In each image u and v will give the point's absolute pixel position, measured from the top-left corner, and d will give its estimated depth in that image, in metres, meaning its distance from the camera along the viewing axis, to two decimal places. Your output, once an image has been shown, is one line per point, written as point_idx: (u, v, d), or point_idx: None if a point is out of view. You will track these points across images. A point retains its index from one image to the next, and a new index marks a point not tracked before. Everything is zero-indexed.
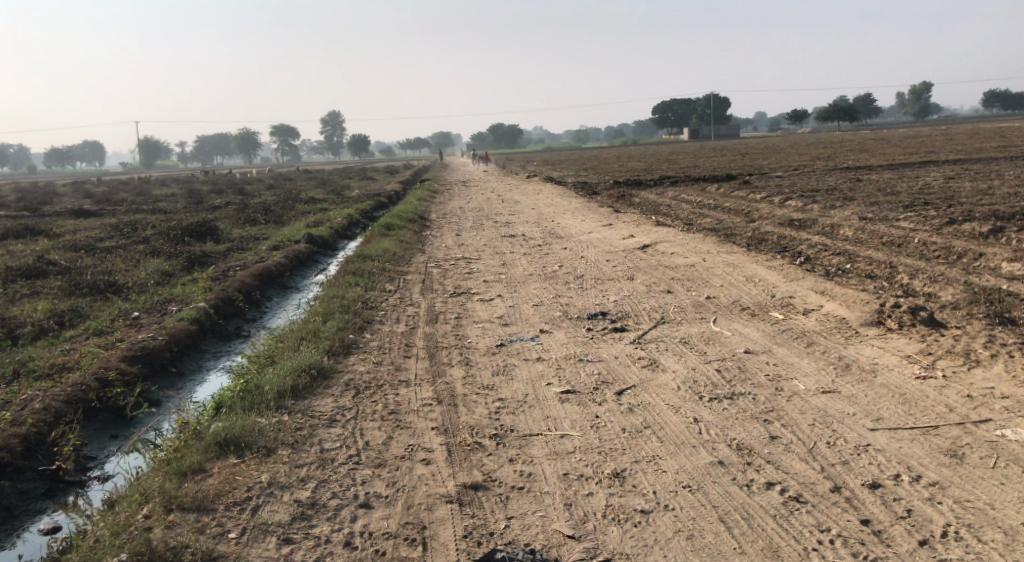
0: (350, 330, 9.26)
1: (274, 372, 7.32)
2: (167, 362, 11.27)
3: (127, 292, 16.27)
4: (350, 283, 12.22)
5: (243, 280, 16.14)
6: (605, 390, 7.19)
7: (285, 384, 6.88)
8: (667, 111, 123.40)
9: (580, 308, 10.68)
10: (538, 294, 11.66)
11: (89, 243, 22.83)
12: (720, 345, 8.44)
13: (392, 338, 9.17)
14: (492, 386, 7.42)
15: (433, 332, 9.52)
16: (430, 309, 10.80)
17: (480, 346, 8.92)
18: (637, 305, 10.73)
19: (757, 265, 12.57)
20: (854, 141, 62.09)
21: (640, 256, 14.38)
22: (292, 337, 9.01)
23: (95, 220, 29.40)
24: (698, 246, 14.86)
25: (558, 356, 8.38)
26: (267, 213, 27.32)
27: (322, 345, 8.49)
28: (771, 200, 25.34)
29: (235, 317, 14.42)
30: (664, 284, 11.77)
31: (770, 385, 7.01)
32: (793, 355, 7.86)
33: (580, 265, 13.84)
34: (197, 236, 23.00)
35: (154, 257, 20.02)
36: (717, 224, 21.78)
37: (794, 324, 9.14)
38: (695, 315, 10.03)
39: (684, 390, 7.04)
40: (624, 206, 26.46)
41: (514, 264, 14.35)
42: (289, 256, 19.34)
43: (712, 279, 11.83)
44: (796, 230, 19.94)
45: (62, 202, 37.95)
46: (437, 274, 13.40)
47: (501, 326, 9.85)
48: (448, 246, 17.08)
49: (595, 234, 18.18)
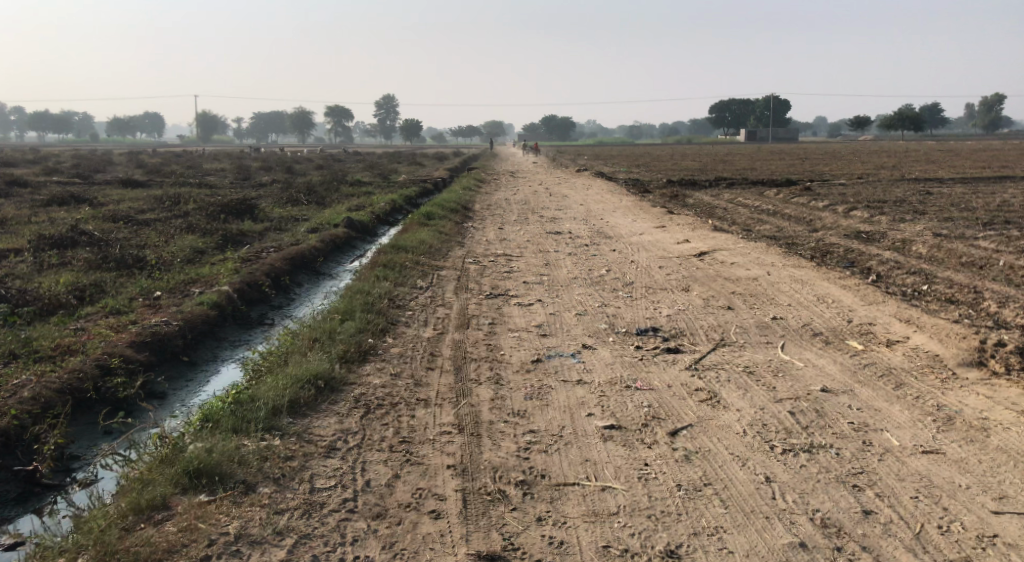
0: (370, 333, 8.28)
1: (272, 381, 6.36)
2: (179, 349, 10.41)
3: (154, 269, 15.52)
4: (379, 276, 11.29)
5: (273, 264, 15.26)
6: (656, 429, 6.10)
7: (283, 398, 5.91)
8: (724, 111, 120.82)
9: (628, 322, 9.57)
10: (583, 301, 10.57)
11: (127, 214, 22.24)
12: (792, 379, 7.29)
13: (417, 344, 8.19)
14: (524, 414, 6.38)
15: (463, 341, 8.49)
16: (462, 311, 9.80)
17: (514, 360, 7.89)
18: (693, 321, 9.61)
19: (829, 282, 11.35)
20: (919, 151, 59.65)
21: (695, 264, 13.20)
22: (305, 337, 8.02)
23: (138, 191, 28.90)
24: (760, 256, 13.65)
25: (604, 379, 7.31)
26: (310, 192, 26.58)
27: (335, 350, 7.49)
28: (835, 209, 23.85)
29: (259, 304, 13.55)
30: (723, 300, 10.61)
31: (856, 437, 5.85)
32: (880, 400, 6.67)
33: (629, 270, 12.71)
34: (235, 214, 22.29)
35: (188, 233, 19.32)
36: (778, 232, 20.44)
37: (878, 358, 7.94)
38: (760, 339, 8.88)
39: (751, 438, 5.91)
40: (677, 206, 25.21)
41: (559, 264, 13.29)
42: (324, 241, 18.43)
43: (777, 297, 10.64)
44: (864, 243, 18.57)
45: (113, 171, 37.72)
46: (475, 271, 12.41)
47: (540, 338, 8.81)
48: (489, 241, 16.10)
49: (647, 236, 17.01)
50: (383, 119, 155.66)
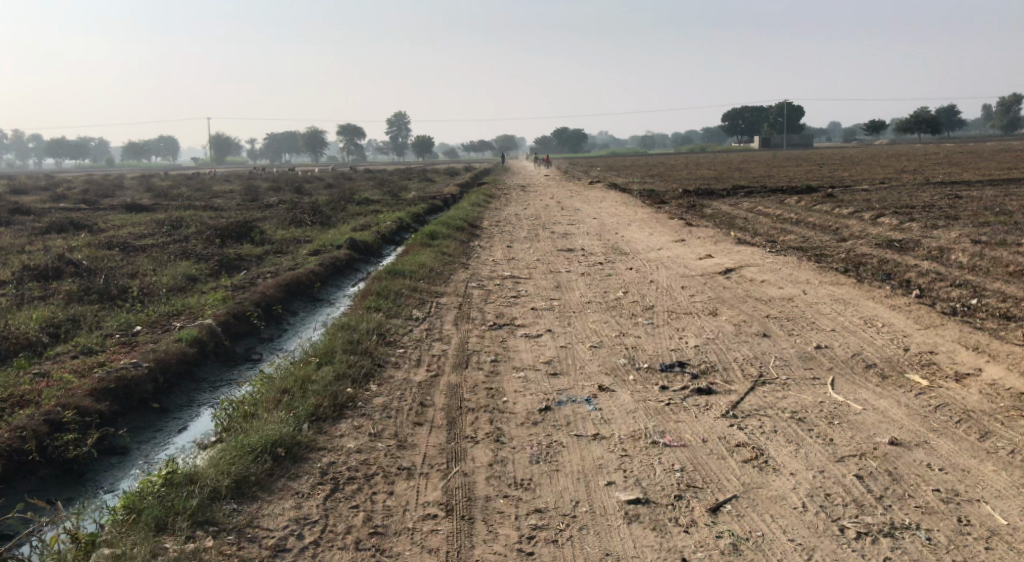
0: (350, 381, 7.10)
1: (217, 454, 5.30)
2: (149, 396, 9.28)
3: (142, 300, 14.48)
4: (370, 307, 10.16)
5: (266, 292, 14.10)
6: (693, 503, 4.93)
7: (226, 481, 4.86)
8: (737, 119, 119.38)
9: (651, 355, 8.36)
10: (598, 331, 9.39)
11: (123, 240, 21.21)
12: (852, 429, 6.06)
13: (405, 391, 7.02)
14: (528, 485, 5.20)
15: (460, 385, 7.32)
16: (462, 346, 8.64)
17: (519, 408, 6.72)
18: (725, 353, 8.41)
19: (873, 302, 10.13)
20: (935, 153, 58.16)
21: (721, 282, 12.01)
22: (274, 390, 6.84)
23: (142, 216, 27.92)
24: (792, 272, 12.44)
25: (625, 433, 6.11)
26: (315, 212, 25.54)
27: (306, 405, 6.32)
28: (860, 216, 22.55)
29: (247, 337, 12.38)
30: (757, 325, 9.39)
31: (947, 511, 4.71)
32: (965, 455, 5.45)
33: (649, 292, 11.53)
34: (235, 237, 21.26)
35: (184, 259, 18.30)
36: (804, 243, 19.18)
37: (950, 398, 6.70)
38: (805, 374, 7.66)
39: (814, 516, 4.74)
40: (695, 217, 24.00)
41: (571, 287, 12.12)
42: (324, 265, 17.29)
43: (817, 321, 9.41)
44: (898, 253, 17.31)
45: (121, 197, 36.96)
46: (478, 297, 11.27)
47: (550, 378, 7.62)
48: (496, 261, 14.97)
49: (667, 251, 15.82)
50: (395, 137, 155.56)
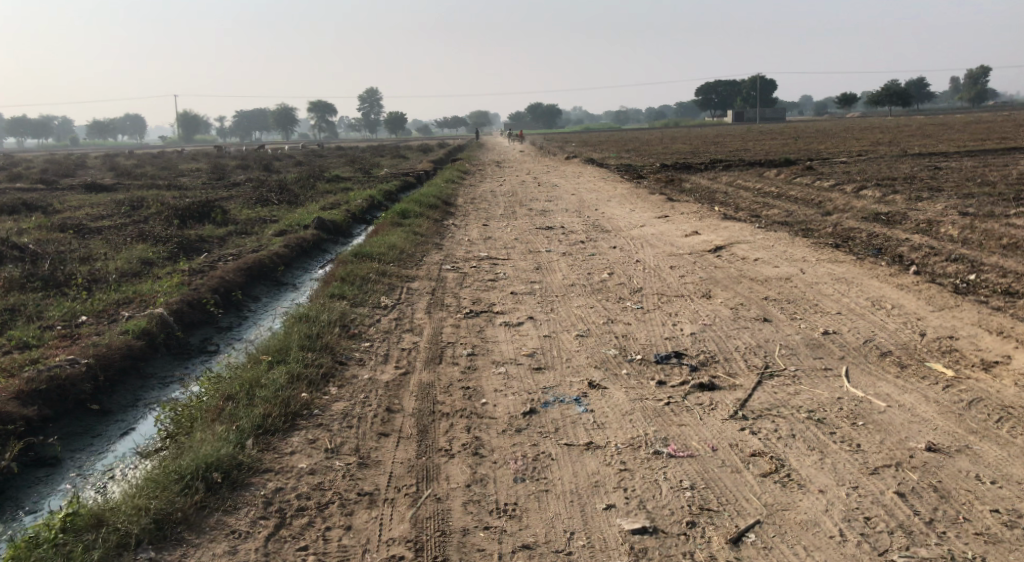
0: (306, 384, 6.22)
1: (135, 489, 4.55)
2: (86, 397, 8.34)
3: (90, 287, 13.43)
4: (334, 295, 9.28)
5: (224, 277, 13.06)
6: (709, 532, 4.29)
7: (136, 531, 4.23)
8: (710, 93, 118.78)
9: (643, 345, 7.57)
10: (584, 317, 8.59)
11: (78, 222, 20.01)
12: (881, 432, 5.28)
13: (369, 394, 6.16)
14: (513, 512, 4.50)
15: (433, 384, 6.49)
16: (434, 338, 7.78)
17: (500, 412, 5.90)
18: (725, 341, 7.63)
19: (878, 281, 9.38)
20: (907, 126, 57.79)
21: (712, 262, 11.22)
22: (218, 397, 5.98)
23: (100, 196, 26.60)
24: (785, 250, 11.70)
25: (623, 442, 5.29)
26: (282, 191, 24.42)
27: (251, 416, 5.48)
28: (843, 189, 21.89)
29: (202, 326, 11.40)
30: (756, 309, 8.62)
31: (1014, 541, 4.10)
32: (1018, 463, 4.70)
33: (635, 273, 10.74)
34: (195, 218, 20.11)
35: (140, 242, 17.17)
36: (789, 218, 18.48)
37: (984, 392, 5.94)
38: (816, 365, 6.90)
39: (857, 548, 4.14)
40: (675, 192, 23.27)
41: (552, 268, 11.31)
42: (289, 246, 16.27)
43: (821, 304, 8.66)
44: (885, 226, 16.66)
45: (81, 176, 35.42)
46: (453, 281, 10.42)
47: (533, 375, 6.78)
48: (471, 241, 14.10)
49: (650, 228, 15.04)
50: (367, 113, 153.34)
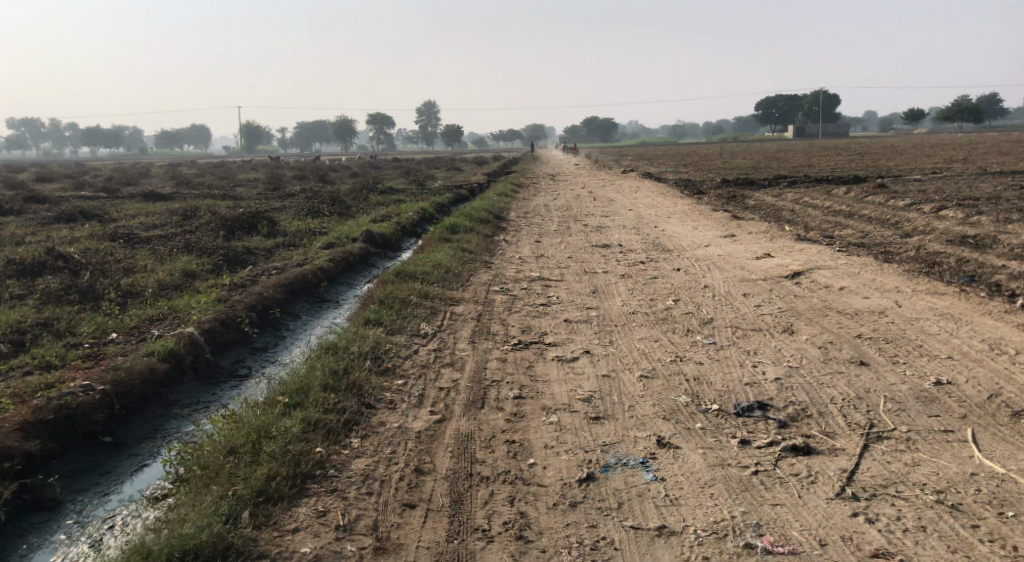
0: (322, 434, 5.32)
1: None
2: (97, 429, 7.17)
3: (125, 301, 12.71)
4: (370, 322, 8.39)
5: (262, 292, 12.14)
6: None
7: None
8: (771, 108, 116.30)
9: (720, 391, 6.48)
10: (648, 353, 7.54)
11: (128, 231, 19.56)
12: None
13: (395, 446, 5.22)
14: None
15: (472, 435, 5.51)
16: (476, 375, 6.81)
17: (551, 475, 4.93)
18: (818, 390, 6.47)
19: (988, 319, 8.14)
20: (980, 142, 55.15)
21: (790, 290, 10.04)
22: (219, 450, 5.07)
23: (155, 205, 26.30)
24: (871, 277, 10.46)
25: (704, 527, 4.39)
26: (333, 202, 23.79)
27: (252, 478, 4.67)
28: (920, 208, 20.40)
29: (237, 347, 10.48)
30: (848, 350, 7.46)
31: None
32: None
33: (704, 300, 9.64)
34: (244, 230, 19.48)
35: (185, 252, 16.51)
36: (865, 239, 17.12)
37: None
38: (932, 424, 5.73)
39: None
40: (739, 209, 22.00)
41: (611, 292, 10.25)
42: (334, 261, 15.47)
43: (926, 346, 7.44)
44: (974, 250, 15.21)
45: (143, 184, 35.38)
46: (502, 305, 9.46)
47: (591, 427, 5.74)
48: (523, 259, 13.14)
49: (716, 248, 13.91)
50: (424, 125, 153.97)
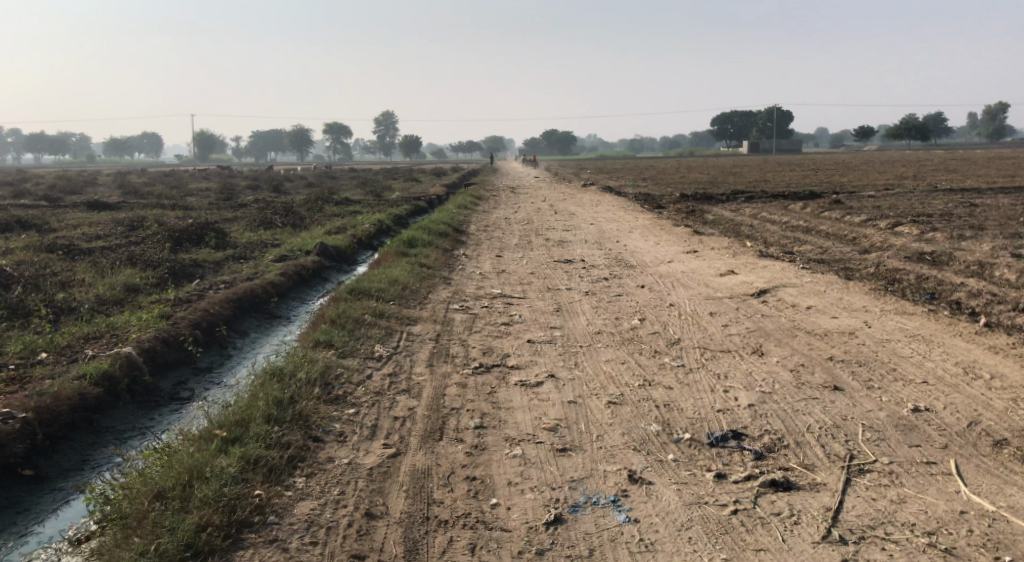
0: (263, 474, 4.87)
1: None
2: (18, 461, 6.59)
3: (60, 317, 12.01)
4: (321, 343, 7.89)
5: (209, 309, 11.55)
6: None
7: None
8: (726, 123, 117.74)
9: (693, 419, 6.13)
10: (615, 376, 7.18)
11: (70, 242, 18.72)
12: None
13: (344, 487, 4.80)
14: None
15: (429, 470, 5.09)
16: (434, 402, 6.37)
17: (517, 518, 4.55)
18: (794, 418, 6.16)
19: (959, 341, 7.94)
20: (929, 160, 56.22)
21: (757, 308, 9.79)
22: (144, 495, 4.59)
23: (101, 215, 25.35)
24: (837, 296, 10.26)
25: None
26: (287, 213, 23.13)
27: (179, 530, 4.25)
28: (877, 224, 20.47)
29: (178, 367, 9.89)
30: (821, 373, 7.18)
31: None
32: None
33: (671, 319, 9.33)
34: (192, 241, 18.76)
35: (128, 265, 15.79)
36: (824, 255, 17.04)
37: None
38: (915, 455, 5.46)
39: None
40: (699, 224, 21.88)
41: (574, 310, 9.89)
42: (286, 275, 14.89)
43: (900, 369, 7.20)
44: (932, 267, 15.19)
45: (90, 193, 34.22)
46: (462, 324, 9.04)
47: (557, 460, 5.35)
48: (483, 275, 12.73)
49: (679, 265, 13.65)
50: (382, 136, 152.99)
